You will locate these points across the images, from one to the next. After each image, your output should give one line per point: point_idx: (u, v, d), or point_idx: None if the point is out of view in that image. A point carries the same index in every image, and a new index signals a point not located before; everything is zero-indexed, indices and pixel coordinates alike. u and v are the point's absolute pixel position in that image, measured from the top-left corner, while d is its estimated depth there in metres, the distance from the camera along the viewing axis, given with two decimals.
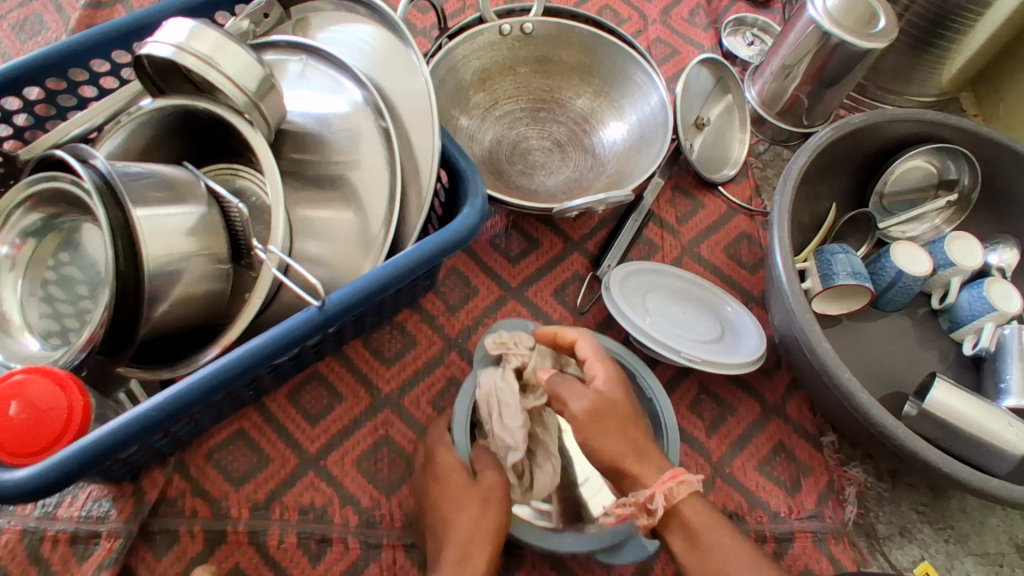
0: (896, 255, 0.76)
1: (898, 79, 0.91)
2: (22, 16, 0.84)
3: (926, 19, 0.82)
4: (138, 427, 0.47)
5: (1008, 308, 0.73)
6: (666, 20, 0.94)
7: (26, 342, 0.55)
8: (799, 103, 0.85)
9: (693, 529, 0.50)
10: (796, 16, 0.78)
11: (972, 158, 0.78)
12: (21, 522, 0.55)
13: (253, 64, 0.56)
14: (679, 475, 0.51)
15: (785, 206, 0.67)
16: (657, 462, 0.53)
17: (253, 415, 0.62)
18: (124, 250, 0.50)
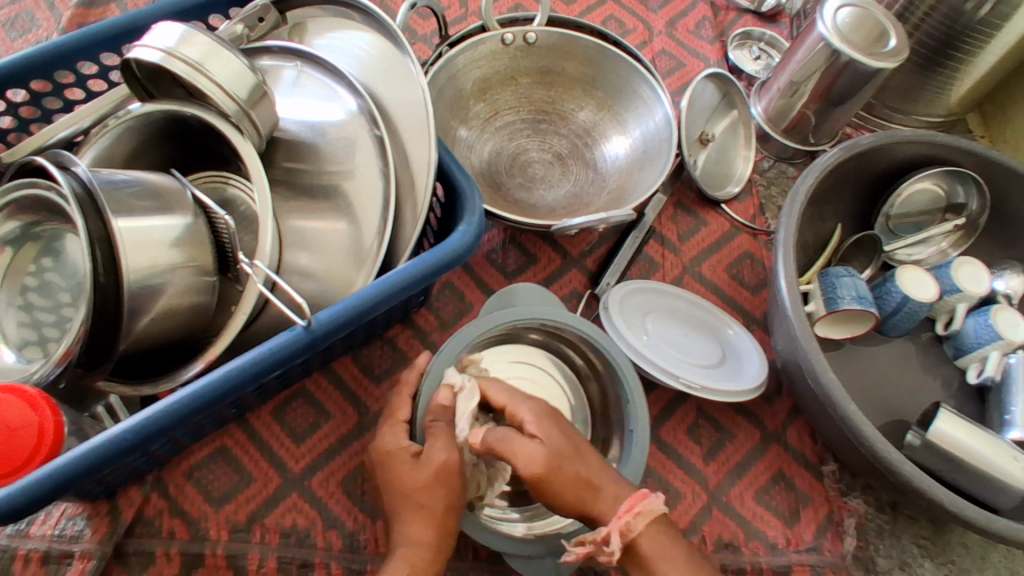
0: (901, 280, 0.74)
1: (905, 99, 0.89)
2: (12, 13, 0.82)
3: (936, 39, 0.80)
4: (113, 449, 0.45)
5: (1014, 337, 0.71)
6: (672, 32, 0.92)
7: (3, 353, 0.53)
8: (806, 121, 0.83)
9: (648, 560, 0.46)
10: (806, 32, 0.77)
11: (982, 182, 0.76)
12: None
13: (244, 71, 0.54)
14: (637, 506, 0.46)
15: (792, 229, 0.65)
16: (614, 491, 0.47)
17: (236, 432, 0.60)
18: (105, 262, 0.48)
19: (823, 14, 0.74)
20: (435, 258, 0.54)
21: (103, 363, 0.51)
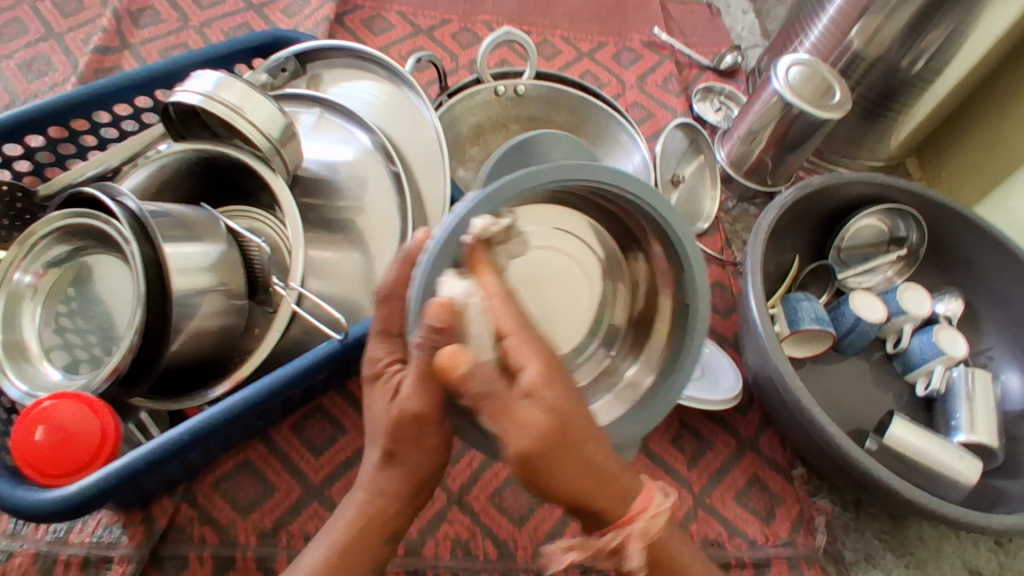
0: (854, 304, 0.83)
1: (851, 146, 1.03)
2: (29, 57, 0.86)
3: (876, 93, 0.95)
4: (162, 453, 0.49)
5: (955, 352, 0.81)
6: (642, 86, 1.02)
7: (46, 371, 0.57)
8: (763, 165, 0.93)
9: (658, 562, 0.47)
10: (761, 88, 0.88)
11: (918, 217, 0.87)
12: (33, 545, 0.58)
13: (276, 114, 0.60)
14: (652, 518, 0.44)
15: (757, 257, 0.73)
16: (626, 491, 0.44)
17: (259, 445, 0.66)
18: (154, 284, 0.53)
19: (776, 71, 0.85)
20: None
21: (144, 377, 0.55)
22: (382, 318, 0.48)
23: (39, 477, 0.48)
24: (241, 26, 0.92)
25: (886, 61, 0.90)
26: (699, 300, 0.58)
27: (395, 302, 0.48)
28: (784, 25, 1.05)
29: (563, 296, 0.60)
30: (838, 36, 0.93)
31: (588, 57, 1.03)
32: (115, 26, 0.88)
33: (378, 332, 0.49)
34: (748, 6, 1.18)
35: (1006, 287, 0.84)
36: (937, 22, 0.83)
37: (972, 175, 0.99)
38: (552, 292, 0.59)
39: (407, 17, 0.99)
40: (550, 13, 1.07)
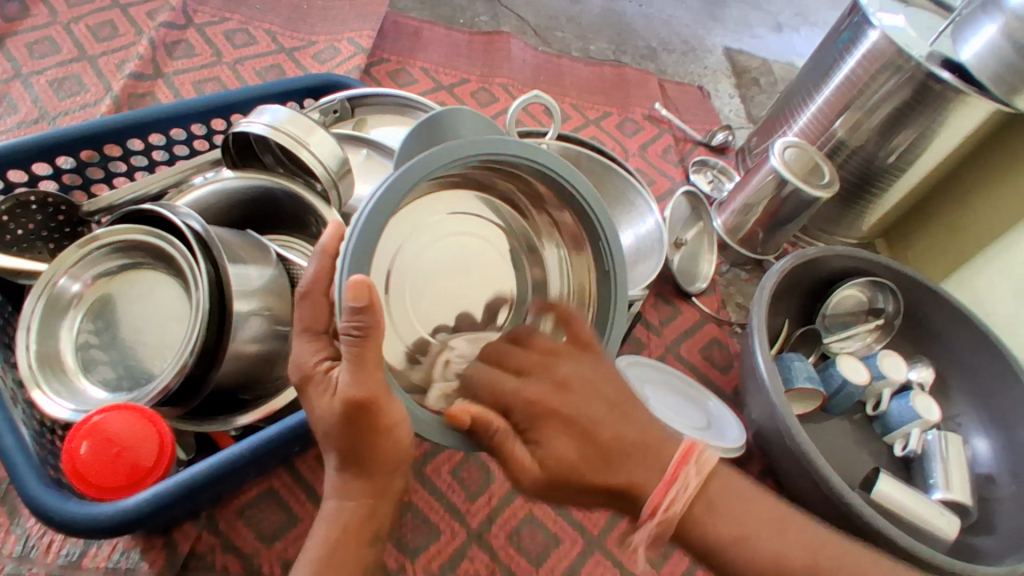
0: (841, 365, 0.90)
1: (831, 224, 1.13)
2: (61, 75, 0.87)
3: (855, 177, 1.05)
4: (221, 469, 0.50)
5: (930, 416, 0.87)
6: (644, 155, 1.10)
7: (83, 386, 0.56)
8: (755, 237, 1.00)
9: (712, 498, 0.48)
10: (759, 166, 0.96)
11: (897, 291, 0.95)
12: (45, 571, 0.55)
13: (336, 148, 0.64)
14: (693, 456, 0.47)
15: (762, 317, 0.79)
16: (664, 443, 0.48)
17: (283, 475, 0.65)
18: (216, 302, 0.55)
19: (774, 151, 0.93)
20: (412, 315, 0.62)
21: (191, 398, 0.55)
22: (302, 317, 0.43)
23: (89, 492, 0.47)
24: (273, 67, 0.97)
25: (865, 151, 1.01)
26: (614, 254, 0.56)
27: (316, 297, 0.43)
28: (771, 112, 1.15)
29: (450, 278, 0.55)
30: (824, 124, 1.02)
31: (595, 124, 1.11)
32: (150, 54, 0.92)
33: (302, 332, 0.44)
34: (735, 92, 1.30)
35: (975, 359, 0.92)
36: (912, 121, 0.94)
37: (936, 257, 1.10)
38: (440, 275, 0.54)
39: (429, 74, 1.05)
40: (560, 81, 1.14)
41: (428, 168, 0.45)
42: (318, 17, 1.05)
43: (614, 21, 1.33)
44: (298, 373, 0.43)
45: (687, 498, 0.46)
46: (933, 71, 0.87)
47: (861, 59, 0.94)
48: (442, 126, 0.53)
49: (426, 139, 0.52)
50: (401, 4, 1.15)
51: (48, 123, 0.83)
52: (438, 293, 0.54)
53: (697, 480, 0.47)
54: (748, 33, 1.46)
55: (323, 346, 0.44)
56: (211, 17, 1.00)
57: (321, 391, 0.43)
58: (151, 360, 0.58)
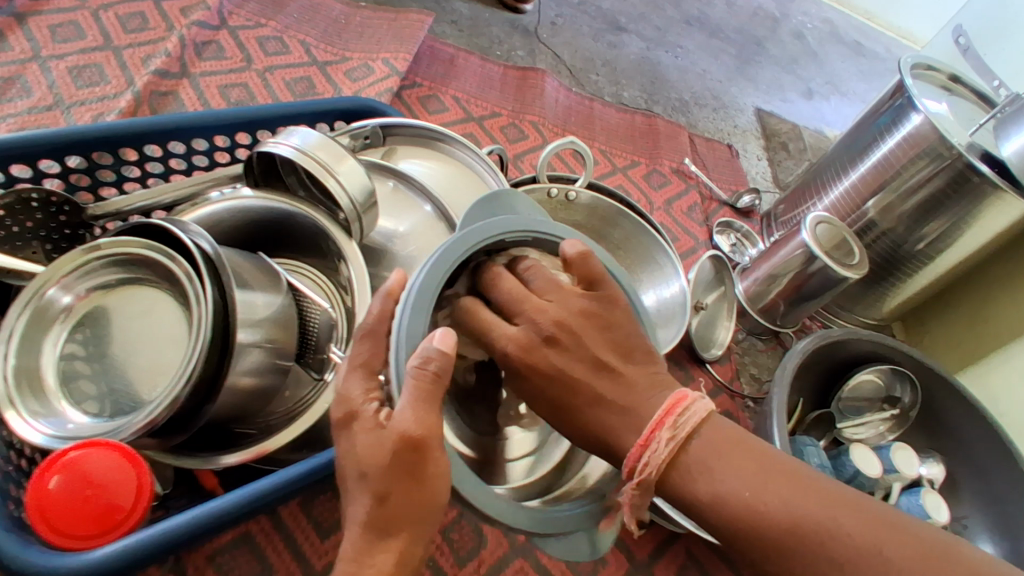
0: (855, 455, 0.86)
1: (852, 302, 1.10)
2: (82, 63, 0.84)
3: (883, 258, 1.02)
4: (207, 521, 0.47)
5: (938, 517, 0.83)
6: (669, 210, 1.07)
7: (63, 408, 0.52)
8: (776, 308, 0.97)
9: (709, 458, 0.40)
10: (790, 237, 0.93)
11: (915, 380, 0.91)
12: None
13: (364, 177, 0.60)
14: (677, 406, 0.41)
15: (783, 399, 0.76)
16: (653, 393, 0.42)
17: (263, 520, 0.61)
18: (220, 329, 0.50)
19: (805, 224, 0.90)
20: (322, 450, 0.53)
21: (184, 429, 0.50)
22: (360, 353, 0.40)
23: (48, 532, 0.44)
24: (303, 79, 0.95)
25: (895, 234, 0.99)
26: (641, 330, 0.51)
27: (381, 337, 0.40)
28: (801, 181, 1.13)
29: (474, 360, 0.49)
30: (856, 203, 1.01)
31: (622, 172, 1.08)
32: (178, 52, 0.89)
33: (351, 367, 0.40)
34: (762, 154, 1.29)
35: (986, 461, 0.87)
36: (945, 211, 0.91)
37: (952, 348, 1.08)
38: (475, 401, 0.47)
39: (461, 103, 1.03)
40: (591, 125, 1.12)
41: (460, 252, 0.43)
42: (354, 34, 1.03)
43: (648, 69, 1.31)
44: (340, 408, 0.39)
45: (663, 459, 0.40)
46: (972, 162, 0.84)
47: (900, 142, 0.93)
48: (496, 204, 0.49)
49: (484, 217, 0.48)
50: (439, 29, 1.13)
51: (61, 112, 0.79)
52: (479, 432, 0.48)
53: (672, 441, 0.40)
54: (778, 96, 1.45)
55: (371, 389, 0.39)
56: (246, 20, 0.98)
57: (371, 426, 0.38)
58: (136, 386, 0.54)
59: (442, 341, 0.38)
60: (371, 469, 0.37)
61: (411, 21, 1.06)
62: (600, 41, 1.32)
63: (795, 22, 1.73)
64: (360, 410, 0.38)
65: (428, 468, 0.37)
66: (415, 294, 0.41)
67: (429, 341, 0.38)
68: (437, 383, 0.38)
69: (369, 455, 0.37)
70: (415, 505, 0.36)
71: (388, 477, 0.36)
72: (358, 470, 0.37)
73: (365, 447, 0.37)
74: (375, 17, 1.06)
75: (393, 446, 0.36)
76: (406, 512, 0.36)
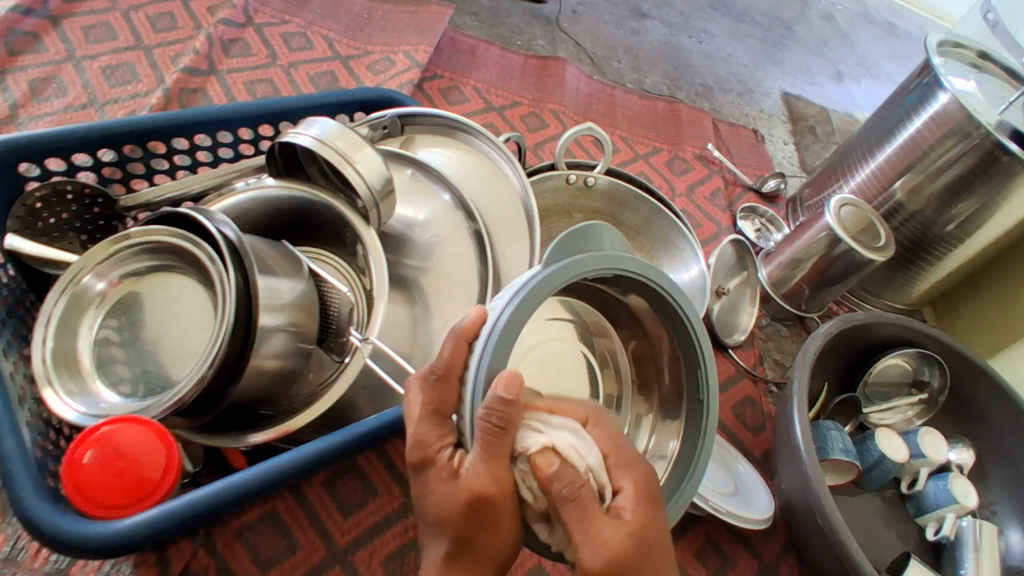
0: (880, 440, 0.85)
1: (879, 286, 1.09)
2: (115, 63, 0.87)
3: (912, 241, 1.00)
4: (228, 496, 0.50)
5: (967, 502, 0.82)
6: (691, 196, 1.07)
7: (98, 388, 0.55)
8: (800, 293, 0.96)
9: None
10: (813, 221, 0.92)
11: (944, 365, 0.90)
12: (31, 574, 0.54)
13: (382, 167, 0.61)
14: None
15: (804, 381, 0.76)
16: None
17: (288, 499, 0.64)
18: (244, 313, 0.52)
19: (829, 208, 0.89)
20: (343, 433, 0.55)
21: (212, 408, 0.52)
22: (432, 398, 0.42)
23: (82, 503, 0.47)
24: (326, 73, 0.97)
25: (923, 216, 0.96)
26: (710, 392, 0.57)
27: (454, 382, 0.42)
28: (827, 164, 1.11)
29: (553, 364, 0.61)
30: (883, 184, 0.99)
31: (644, 159, 1.08)
32: (206, 50, 0.92)
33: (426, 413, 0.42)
34: (789, 138, 1.27)
35: (1018, 447, 0.85)
36: (975, 191, 0.89)
37: (985, 334, 1.05)
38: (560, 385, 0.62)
39: (481, 93, 1.04)
40: (612, 112, 1.12)
41: (546, 294, 0.44)
42: (376, 28, 1.04)
43: (670, 55, 1.31)
44: (418, 453, 0.42)
45: None
46: (1002, 141, 0.82)
47: (928, 122, 0.91)
48: (589, 236, 0.48)
49: (573, 248, 0.47)
50: (460, 21, 1.15)
51: (96, 110, 0.82)
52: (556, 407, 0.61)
53: None
54: (807, 79, 1.42)
55: (445, 430, 0.42)
56: (271, 18, 1.00)
57: (444, 474, 0.41)
58: (166, 368, 0.56)
59: (503, 390, 0.39)
60: (447, 516, 0.40)
61: (431, 14, 1.08)
62: (621, 28, 1.32)
63: (825, 3, 1.69)
64: (433, 459, 0.41)
65: (498, 518, 0.41)
66: (495, 331, 0.42)
67: (497, 394, 0.39)
68: (503, 437, 0.40)
69: (447, 497, 0.40)
70: (487, 546, 0.41)
71: (459, 523, 0.40)
72: (433, 509, 0.41)
73: (439, 494, 0.40)
74: (397, 11, 1.08)
75: (467, 499, 0.40)
76: (480, 549, 0.41)
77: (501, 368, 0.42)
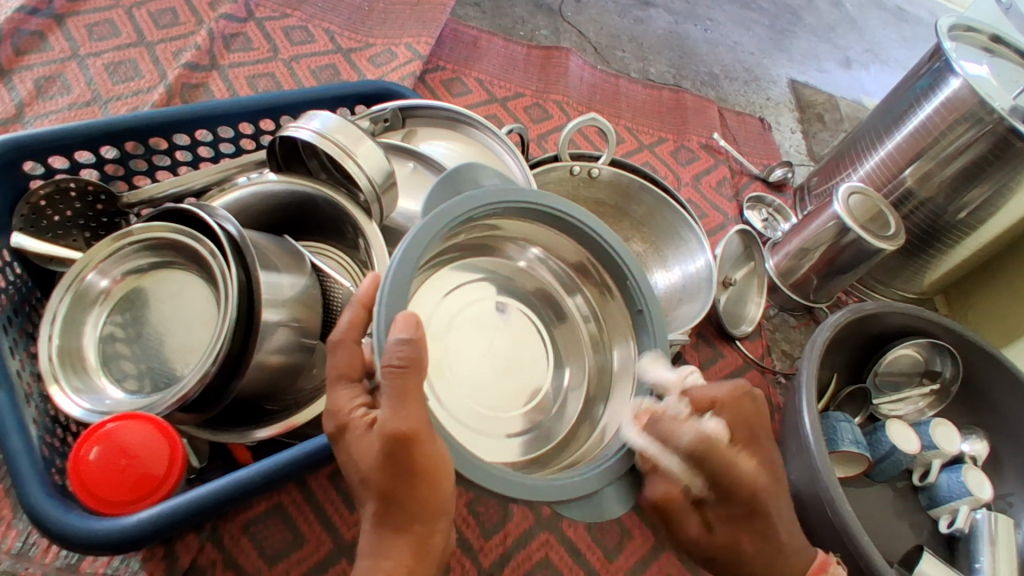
0: (891, 431, 0.84)
1: (889, 276, 1.07)
2: (117, 59, 0.87)
3: (922, 229, 0.99)
4: (233, 492, 0.50)
5: (981, 494, 0.81)
6: (697, 185, 1.06)
7: (103, 385, 0.55)
8: (808, 282, 0.95)
9: None
10: (821, 210, 0.90)
11: (956, 355, 0.89)
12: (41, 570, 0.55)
13: (383, 161, 0.61)
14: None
15: (813, 372, 0.75)
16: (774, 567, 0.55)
17: (293, 492, 0.64)
18: (246, 308, 0.52)
19: (838, 196, 0.88)
20: None
21: (213, 406, 0.51)
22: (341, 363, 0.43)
23: (87, 499, 0.47)
24: (328, 67, 0.96)
25: (934, 204, 0.95)
26: (643, 291, 0.57)
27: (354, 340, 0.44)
28: (835, 152, 1.10)
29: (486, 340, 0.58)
30: (892, 172, 0.97)
31: (649, 149, 1.07)
32: (208, 45, 0.91)
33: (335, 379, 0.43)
34: (797, 126, 1.25)
35: None
36: (988, 177, 0.87)
37: (998, 322, 1.04)
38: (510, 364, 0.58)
39: (484, 84, 1.03)
40: (617, 102, 1.11)
41: (436, 229, 0.46)
42: (378, 20, 1.04)
43: (676, 43, 1.29)
44: (334, 419, 0.42)
45: None
46: (1016, 126, 0.80)
47: (939, 107, 0.89)
48: (461, 180, 0.52)
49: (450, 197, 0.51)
50: (462, 12, 1.14)
51: (99, 107, 0.82)
52: (500, 377, 0.57)
53: None
54: (814, 66, 1.40)
55: (355, 390, 0.43)
56: (272, 11, 1.00)
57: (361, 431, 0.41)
58: (172, 364, 0.56)
59: (400, 330, 0.40)
60: (372, 470, 0.40)
61: (433, 5, 1.07)
62: (626, 16, 1.30)
63: None
64: (347, 420, 0.41)
65: (420, 458, 0.40)
66: (393, 268, 0.43)
67: (399, 334, 0.39)
68: (405, 377, 0.39)
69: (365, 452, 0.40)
70: (421, 495, 0.41)
71: (383, 472, 0.40)
72: (356, 467, 0.41)
73: (357, 452, 0.40)
74: (399, 3, 1.07)
75: (382, 446, 0.39)
76: (408, 499, 0.41)
77: (403, 304, 0.42)
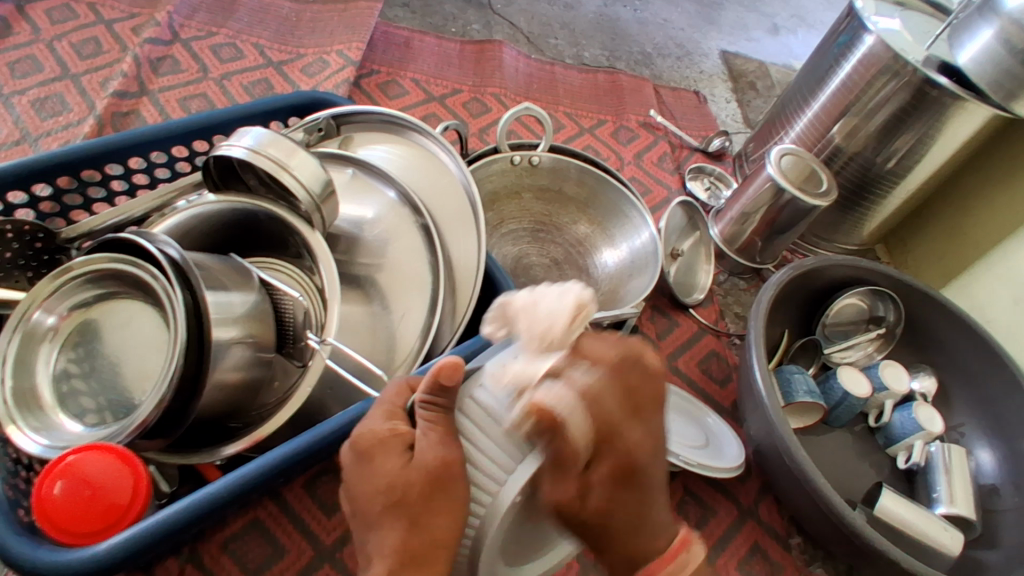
0: (841, 378, 0.88)
1: (830, 230, 1.12)
2: (43, 95, 0.86)
3: (855, 183, 1.03)
4: (198, 510, 0.50)
5: (932, 428, 0.85)
6: (639, 162, 1.08)
7: (61, 421, 0.55)
8: (753, 245, 0.98)
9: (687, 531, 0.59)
10: (756, 174, 0.94)
11: (897, 298, 0.93)
12: None
13: (319, 170, 0.62)
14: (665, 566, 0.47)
15: (760, 330, 0.79)
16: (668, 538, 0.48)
17: (270, 505, 0.65)
18: (194, 331, 0.51)
19: (770, 159, 0.91)
20: (310, 438, 0.55)
21: (172, 430, 0.51)
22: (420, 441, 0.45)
23: (53, 530, 0.48)
24: (261, 81, 0.97)
25: (863, 156, 0.99)
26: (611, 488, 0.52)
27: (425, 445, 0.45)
28: (767, 117, 1.14)
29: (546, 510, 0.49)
30: (821, 130, 1.01)
31: (589, 132, 1.09)
32: (135, 72, 0.91)
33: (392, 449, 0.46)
34: (731, 95, 1.29)
35: (979, 368, 0.89)
36: (910, 126, 0.91)
37: (936, 261, 1.09)
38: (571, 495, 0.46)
39: (420, 84, 1.04)
40: (553, 89, 1.13)
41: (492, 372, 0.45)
42: (307, 30, 1.04)
43: (606, 26, 1.32)
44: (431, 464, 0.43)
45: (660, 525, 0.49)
46: (930, 77, 0.84)
47: (858, 64, 0.93)
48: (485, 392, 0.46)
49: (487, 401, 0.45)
50: (391, 13, 1.15)
51: (30, 145, 0.81)
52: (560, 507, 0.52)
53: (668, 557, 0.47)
54: (744, 35, 1.44)
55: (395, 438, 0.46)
56: (198, 31, 1.00)
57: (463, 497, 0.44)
58: (127, 395, 0.56)
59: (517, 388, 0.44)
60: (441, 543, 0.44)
61: (360, 10, 1.08)
62: (555, 4, 1.32)
63: None
64: (404, 481, 0.44)
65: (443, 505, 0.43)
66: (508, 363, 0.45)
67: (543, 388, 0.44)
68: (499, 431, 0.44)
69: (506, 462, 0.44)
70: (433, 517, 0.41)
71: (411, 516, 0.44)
72: (383, 491, 0.44)
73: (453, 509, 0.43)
74: (326, 11, 1.08)
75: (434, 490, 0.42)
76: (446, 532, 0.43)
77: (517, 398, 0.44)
